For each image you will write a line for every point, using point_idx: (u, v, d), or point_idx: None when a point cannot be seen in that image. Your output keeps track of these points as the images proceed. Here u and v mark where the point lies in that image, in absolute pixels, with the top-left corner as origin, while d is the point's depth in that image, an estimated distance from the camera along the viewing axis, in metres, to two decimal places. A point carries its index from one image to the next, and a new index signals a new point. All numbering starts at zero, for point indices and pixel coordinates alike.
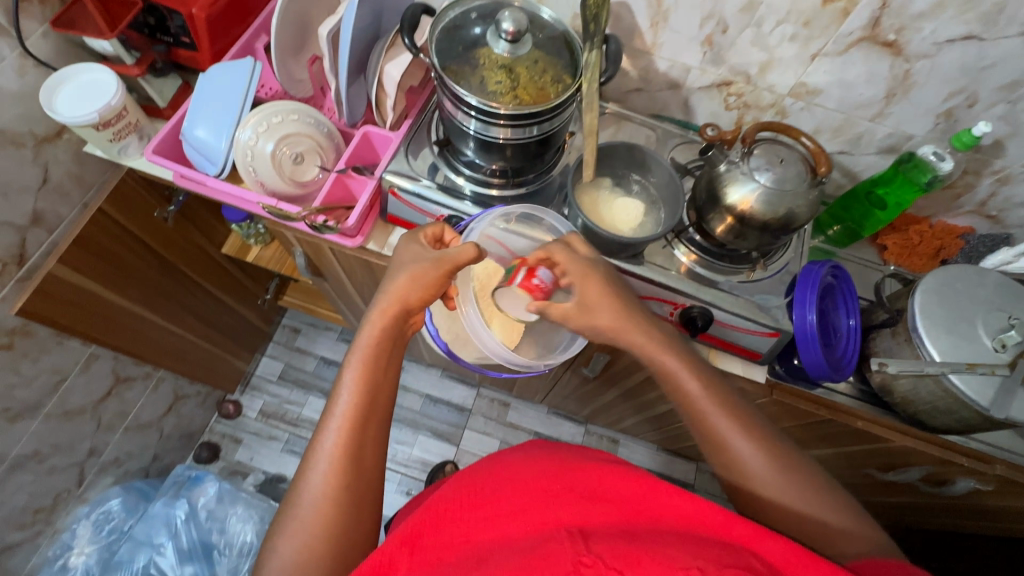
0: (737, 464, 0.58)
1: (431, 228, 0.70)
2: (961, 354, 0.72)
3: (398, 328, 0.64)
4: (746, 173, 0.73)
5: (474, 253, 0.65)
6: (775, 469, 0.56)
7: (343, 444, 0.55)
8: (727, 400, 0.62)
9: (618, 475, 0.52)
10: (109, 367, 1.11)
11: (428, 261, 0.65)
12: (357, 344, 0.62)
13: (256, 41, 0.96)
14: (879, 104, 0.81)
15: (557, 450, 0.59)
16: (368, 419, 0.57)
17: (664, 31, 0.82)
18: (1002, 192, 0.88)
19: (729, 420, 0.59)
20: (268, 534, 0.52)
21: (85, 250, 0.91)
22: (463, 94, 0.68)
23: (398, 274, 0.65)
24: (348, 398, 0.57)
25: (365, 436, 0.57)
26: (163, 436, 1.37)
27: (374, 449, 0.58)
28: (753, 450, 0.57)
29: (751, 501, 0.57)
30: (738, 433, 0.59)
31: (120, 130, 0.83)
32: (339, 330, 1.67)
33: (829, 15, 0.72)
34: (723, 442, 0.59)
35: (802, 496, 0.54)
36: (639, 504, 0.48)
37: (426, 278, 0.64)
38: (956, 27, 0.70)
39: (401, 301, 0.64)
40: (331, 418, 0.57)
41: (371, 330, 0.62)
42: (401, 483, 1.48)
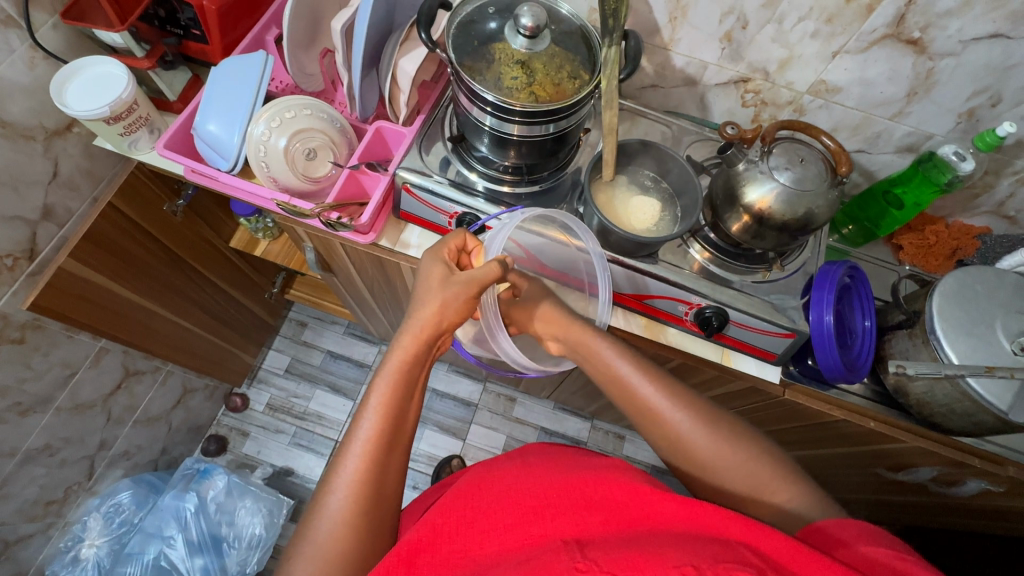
0: (689, 457, 0.58)
1: (453, 240, 0.70)
2: (979, 356, 0.72)
3: (426, 350, 0.62)
4: (765, 173, 0.72)
5: (498, 272, 0.65)
6: (706, 434, 0.57)
7: (366, 471, 0.54)
8: (673, 386, 0.61)
9: (614, 481, 0.53)
10: (119, 361, 1.11)
11: (457, 286, 0.63)
12: (384, 369, 0.59)
13: (266, 33, 0.95)
14: (899, 103, 0.80)
15: (551, 460, 0.60)
16: (391, 447, 0.56)
17: (682, 27, 0.81)
18: (1021, 193, 0.87)
19: (675, 412, 0.59)
20: (285, 553, 0.52)
21: (96, 245, 0.90)
22: (480, 90, 0.67)
23: (427, 296, 0.63)
24: (371, 423, 0.55)
25: (389, 460, 0.56)
26: (171, 430, 1.38)
27: (395, 473, 0.57)
28: (700, 439, 0.57)
29: (711, 489, 0.57)
30: (683, 423, 0.59)
31: (131, 124, 0.82)
32: (346, 324, 1.67)
33: (853, 11, 0.71)
34: (657, 415, 0.60)
35: (758, 472, 0.54)
36: (634, 508, 0.49)
37: (455, 303, 0.63)
38: (983, 25, 0.68)
39: (432, 325, 0.62)
40: (353, 441, 0.55)
41: (399, 355, 0.60)
42: (407, 477, 1.49)
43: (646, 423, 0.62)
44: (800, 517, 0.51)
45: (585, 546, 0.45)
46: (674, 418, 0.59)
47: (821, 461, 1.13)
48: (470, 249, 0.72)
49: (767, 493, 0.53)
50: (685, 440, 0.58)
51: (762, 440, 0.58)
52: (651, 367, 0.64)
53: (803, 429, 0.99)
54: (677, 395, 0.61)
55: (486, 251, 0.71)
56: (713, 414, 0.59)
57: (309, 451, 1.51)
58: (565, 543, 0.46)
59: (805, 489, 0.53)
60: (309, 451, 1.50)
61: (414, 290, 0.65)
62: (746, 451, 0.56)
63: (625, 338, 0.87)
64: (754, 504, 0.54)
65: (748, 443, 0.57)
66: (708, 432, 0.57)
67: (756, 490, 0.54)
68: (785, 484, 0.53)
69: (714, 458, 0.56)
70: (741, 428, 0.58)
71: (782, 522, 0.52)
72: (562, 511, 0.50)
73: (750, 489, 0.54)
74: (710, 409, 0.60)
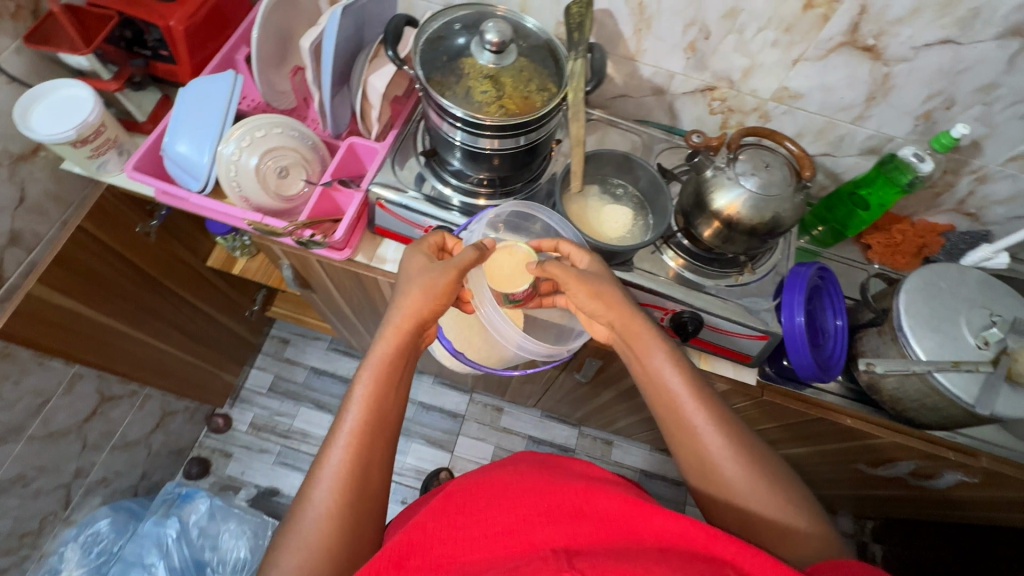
0: (721, 481, 0.58)
1: (432, 237, 0.71)
2: (945, 352, 0.74)
3: (412, 340, 0.64)
4: (732, 179, 0.74)
5: (474, 254, 0.65)
6: (742, 466, 0.57)
7: (350, 461, 0.54)
8: (719, 412, 0.61)
9: (605, 492, 0.53)
10: (93, 386, 1.09)
11: (435, 270, 0.64)
12: (370, 360, 0.61)
13: (236, 52, 0.95)
14: (859, 107, 0.82)
15: (543, 468, 0.59)
16: (376, 438, 0.57)
17: (647, 38, 0.83)
18: (980, 190, 0.90)
19: (717, 435, 0.59)
20: (270, 546, 0.52)
21: (66, 269, 0.89)
22: (449, 106, 0.68)
23: (409, 287, 0.64)
24: (356, 413, 0.57)
25: (374, 452, 0.57)
26: (151, 454, 1.35)
27: (381, 465, 0.57)
28: (736, 467, 0.57)
29: (734, 519, 0.57)
30: (724, 447, 0.58)
31: (99, 146, 0.81)
32: (330, 339, 1.66)
33: (809, 20, 0.73)
34: (696, 434, 0.60)
35: (787, 513, 0.54)
36: (623, 522, 0.49)
37: (436, 288, 0.64)
38: (933, 31, 0.71)
39: (415, 317, 0.63)
40: (338, 434, 0.56)
41: (386, 345, 0.62)
42: (395, 492, 1.47)
43: (681, 439, 0.61)
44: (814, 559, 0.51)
45: (575, 556, 0.45)
46: (717, 441, 0.59)
47: (804, 458, 1.15)
48: (450, 247, 0.73)
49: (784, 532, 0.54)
50: (723, 464, 0.58)
51: (792, 480, 0.58)
52: (697, 386, 0.63)
53: (784, 428, 1.00)
54: (723, 421, 0.60)
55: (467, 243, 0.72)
56: (751, 447, 0.59)
57: (295, 470, 1.48)
58: (554, 552, 0.45)
59: (824, 535, 0.53)
60: (294, 470, 1.48)
61: (397, 283, 0.66)
62: (779, 491, 0.56)
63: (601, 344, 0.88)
64: (776, 542, 0.53)
65: (782, 484, 0.57)
66: (746, 464, 0.57)
67: (781, 529, 0.54)
68: (809, 529, 0.53)
69: (749, 488, 0.56)
70: (776, 469, 0.58)
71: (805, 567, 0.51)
72: (551, 515, 0.50)
73: (775, 528, 0.54)
74: (749, 441, 0.59)
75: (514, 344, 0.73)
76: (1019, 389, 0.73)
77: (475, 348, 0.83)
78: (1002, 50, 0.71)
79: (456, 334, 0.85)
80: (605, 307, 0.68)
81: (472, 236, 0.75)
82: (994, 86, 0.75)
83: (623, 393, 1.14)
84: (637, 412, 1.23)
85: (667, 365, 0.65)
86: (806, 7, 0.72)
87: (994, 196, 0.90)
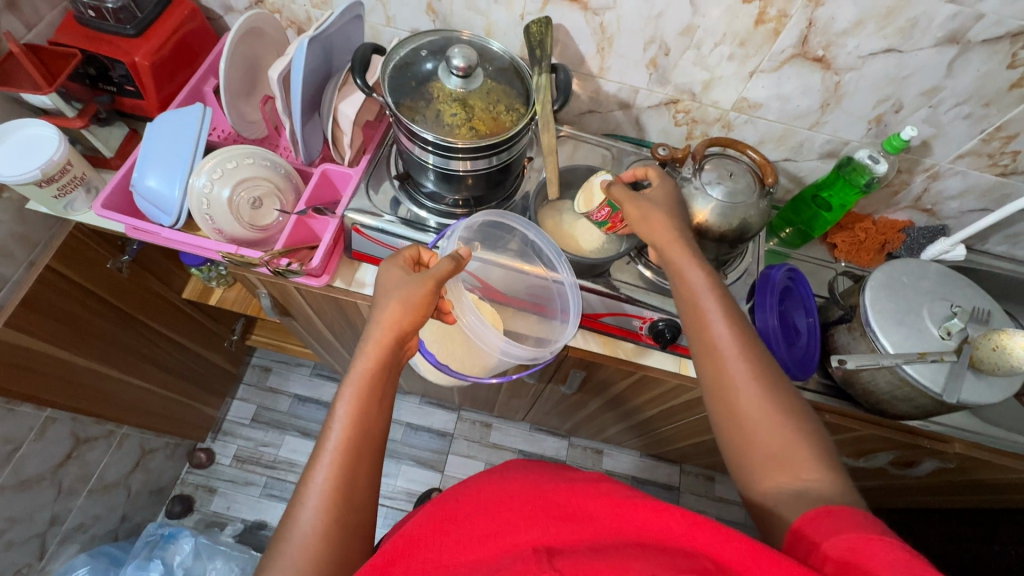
0: (734, 407, 0.58)
1: (408, 251, 0.69)
2: (912, 344, 0.77)
3: (395, 353, 0.61)
4: (699, 188, 0.76)
5: (452, 265, 0.63)
6: (763, 395, 0.57)
7: (335, 480, 0.54)
8: (750, 343, 0.60)
9: (590, 490, 0.53)
10: (67, 429, 1.06)
11: (413, 282, 0.62)
12: (351, 376, 0.59)
13: (204, 84, 0.94)
14: (815, 114, 0.86)
15: (534, 473, 0.59)
16: (361, 454, 0.56)
17: (610, 56, 0.85)
18: (934, 187, 0.94)
19: (743, 364, 0.59)
20: (257, 568, 0.51)
21: (37, 311, 0.87)
22: (419, 131, 0.69)
23: (387, 300, 0.61)
24: (340, 431, 0.56)
25: (358, 471, 0.55)
26: (131, 495, 1.31)
27: (367, 483, 0.56)
28: (754, 396, 0.57)
29: (738, 446, 0.57)
30: (745, 376, 0.58)
31: (66, 185, 0.80)
32: (312, 364, 1.64)
33: (762, 35, 0.77)
34: (722, 359, 0.60)
35: (797, 448, 0.53)
36: (606, 520, 0.49)
37: (414, 299, 0.61)
38: (876, 41, 0.74)
39: (394, 330, 0.61)
40: (322, 453, 0.55)
41: (366, 362, 0.59)
42: (387, 517, 1.45)
43: (706, 363, 0.61)
44: (816, 493, 0.50)
45: (554, 555, 0.46)
46: (744, 370, 0.58)
47: None
48: (427, 260, 0.71)
49: (792, 465, 0.52)
50: (743, 391, 0.57)
51: (812, 421, 0.56)
52: (733, 317, 0.62)
53: None
54: (755, 352, 0.60)
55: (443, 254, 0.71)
56: (777, 382, 0.58)
57: (282, 501, 1.45)
58: (535, 552, 0.46)
59: (832, 475, 0.51)
60: (281, 501, 1.45)
61: (374, 297, 0.64)
62: (793, 427, 0.54)
63: (583, 355, 0.89)
64: (774, 472, 0.53)
65: (800, 422, 0.55)
66: (770, 396, 0.57)
67: (784, 461, 0.53)
68: (814, 466, 0.52)
69: (763, 417, 0.56)
70: (798, 406, 0.57)
71: (795, 499, 0.50)
72: (537, 519, 0.50)
73: (776, 458, 0.53)
74: (777, 377, 0.58)
75: (498, 350, 0.73)
76: (982, 375, 0.75)
77: (458, 358, 0.84)
78: (941, 56, 0.75)
79: (437, 346, 0.84)
80: (657, 227, 0.69)
81: (446, 247, 0.73)
82: (937, 91, 0.79)
83: (609, 402, 1.15)
84: (624, 420, 1.24)
85: (705, 295, 0.64)
86: (757, 22, 0.75)
87: (947, 192, 0.94)
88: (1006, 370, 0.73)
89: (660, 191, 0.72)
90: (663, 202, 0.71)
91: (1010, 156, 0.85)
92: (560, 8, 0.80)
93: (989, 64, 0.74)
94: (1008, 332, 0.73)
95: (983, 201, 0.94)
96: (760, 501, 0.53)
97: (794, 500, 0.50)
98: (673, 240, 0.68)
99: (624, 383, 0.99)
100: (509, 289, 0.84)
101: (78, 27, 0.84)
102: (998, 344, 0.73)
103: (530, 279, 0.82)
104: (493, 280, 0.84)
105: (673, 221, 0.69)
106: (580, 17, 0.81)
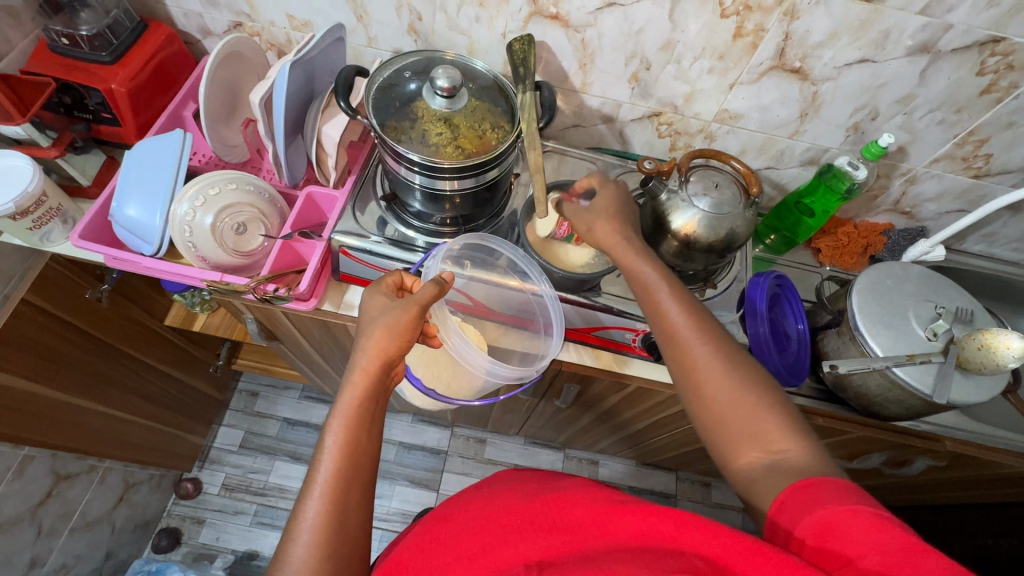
0: (701, 390, 0.58)
1: (391, 277, 0.68)
2: (900, 346, 0.78)
3: (382, 380, 0.60)
4: (685, 200, 0.77)
5: (435, 290, 0.62)
6: (725, 375, 0.57)
7: (327, 514, 0.52)
8: (707, 327, 0.62)
9: (578, 498, 0.52)
10: (47, 466, 1.02)
11: (396, 308, 0.61)
12: (338, 406, 0.58)
13: (183, 109, 0.93)
14: (795, 123, 0.87)
15: (522, 485, 0.58)
16: (353, 484, 0.55)
17: (592, 71, 0.86)
18: (912, 190, 0.96)
19: (702, 348, 0.60)
20: None
21: (13, 346, 0.84)
22: (405, 152, 0.69)
23: (371, 328, 0.61)
24: (330, 463, 0.55)
25: (350, 504, 0.54)
26: (115, 531, 1.26)
27: (360, 514, 0.55)
28: (717, 377, 0.58)
29: (711, 430, 0.57)
30: (706, 359, 0.59)
31: (41, 217, 0.78)
32: (301, 387, 1.61)
33: (740, 48, 0.78)
34: (684, 345, 0.61)
35: (763, 420, 0.54)
36: (593, 526, 0.48)
37: (399, 326, 0.60)
38: (851, 52, 0.76)
39: (380, 356, 0.60)
40: (313, 486, 0.54)
41: (353, 391, 0.58)
42: (382, 540, 1.42)
43: (670, 353, 0.62)
44: (790, 463, 0.50)
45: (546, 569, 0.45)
46: (704, 354, 0.59)
47: None
48: (410, 285, 0.70)
49: (764, 439, 0.53)
50: (705, 375, 0.58)
51: (775, 391, 0.57)
52: (690, 304, 0.64)
53: None
54: (711, 334, 0.61)
55: (426, 279, 0.70)
56: (738, 359, 0.59)
57: (273, 529, 1.41)
58: (526, 568, 0.46)
59: (802, 441, 0.52)
60: (273, 529, 1.41)
61: (358, 326, 0.63)
62: (758, 400, 0.55)
63: (576, 369, 0.89)
64: (747, 447, 0.53)
65: (764, 394, 0.56)
66: (732, 375, 0.58)
67: (754, 435, 0.53)
68: (783, 435, 0.52)
69: (727, 396, 0.56)
70: (761, 380, 0.57)
71: (769, 471, 0.50)
72: (526, 532, 0.49)
73: (747, 434, 0.54)
74: (737, 353, 0.60)
75: (484, 372, 0.72)
76: (969, 374, 0.77)
77: (445, 382, 0.83)
78: (913, 65, 0.77)
79: (424, 372, 0.83)
80: (605, 228, 0.71)
81: (430, 271, 0.72)
82: (911, 98, 0.81)
83: (603, 414, 1.15)
84: (619, 431, 1.23)
85: (659, 287, 0.65)
86: (735, 37, 0.77)
87: (924, 194, 0.96)
88: (992, 369, 0.75)
89: (603, 194, 0.75)
90: (612, 201, 0.73)
91: (983, 159, 0.88)
92: (542, 25, 0.81)
93: (959, 72, 0.76)
94: (992, 331, 0.74)
95: (960, 203, 0.96)
96: (738, 479, 0.53)
97: (768, 473, 0.50)
98: (623, 238, 0.70)
99: (617, 396, 0.98)
100: (494, 305, 0.84)
101: (51, 56, 0.83)
102: (982, 344, 0.74)
103: (511, 294, 0.82)
104: (479, 297, 0.83)
105: (619, 221, 0.71)
106: (561, 34, 0.82)
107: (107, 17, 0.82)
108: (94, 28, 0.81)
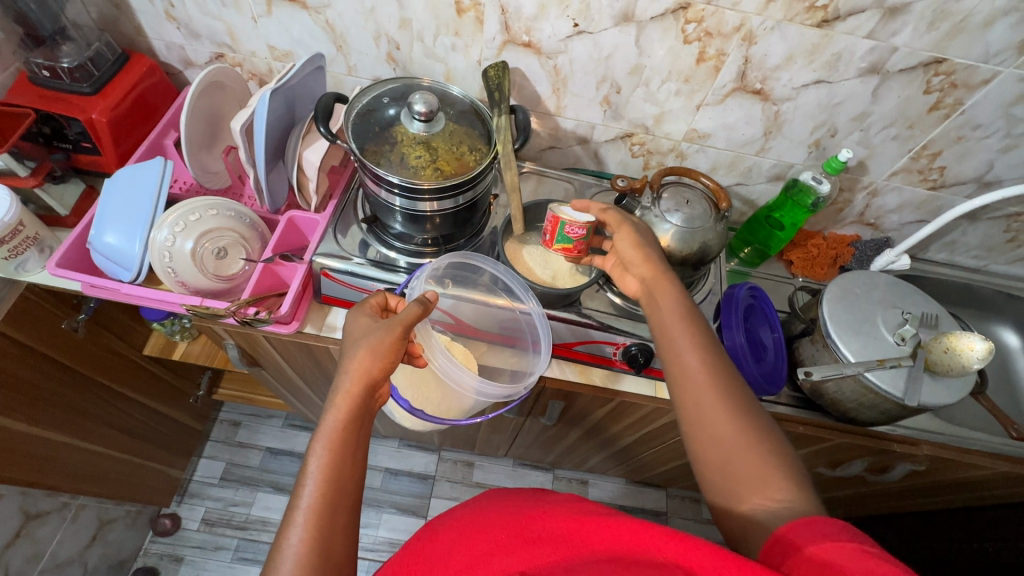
0: (709, 432, 0.57)
1: (375, 297, 0.69)
2: (870, 351, 0.80)
3: (366, 403, 0.60)
4: (659, 216, 0.79)
5: (418, 310, 0.63)
6: (735, 420, 0.57)
7: (311, 543, 0.51)
8: (721, 372, 0.61)
9: (560, 512, 0.51)
10: (16, 504, 0.98)
11: (380, 329, 0.62)
12: (322, 430, 0.58)
13: (164, 138, 0.94)
14: (760, 141, 0.92)
15: (509, 496, 0.57)
16: (337, 509, 0.54)
17: (565, 95, 0.90)
18: (874, 203, 1.01)
19: (715, 393, 0.59)
20: None
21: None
22: (384, 174, 0.70)
23: (355, 349, 0.61)
24: (313, 492, 0.54)
25: (334, 534, 0.53)
26: (88, 571, 1.21)
27: (345, 541, 0.54)
28: (725, 420, 0.57)
29: (715, 471, 0.56)
30: (718, 403, 0.58)
31: (17, 246, 0.78)
32: (284, 415, 1.58)
33: (704, 71, 0.83)
34: (697, 385, 0.60)
35: (769, 469, 0.53)
36: (580, 538, 0.48)
37: (382, 346, 0.61)
38: (807, 74, 0.81)
39: (364, 379, 0.60)
40: (296, 514, 0.53)
41: (336, 415, 0.58)
42: (369, 571, 1.38)
43: (680, 389, 0.62)
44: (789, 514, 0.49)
45: None
46: (709, 398, 0.59)
47: None
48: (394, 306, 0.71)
49: (766, 488, 0.52)
50: (710, 421, 0.58)
51: (782, 444, 0.56)
52: (705, 350, 0.63)
53: None
54: (730, 383, 0.60)
55: (410, 300, 0.72)
56: (749, 409, 0.58)
57: (255, 564, 1.36)
58: None
59: (804, 495, 0.51)
60: (253, 564, 1.36)
61: (341, 347, 0.64)
62: (765, 451, 0.54)
63: (560, 385, 0.89)
64: (747, 492, 0.53)
65: (773, 449, 0.55)
66: (736, 423, 0.57)
67: (758, 482, 0.52)
68: (787, 487, 0.51)
69: (732, 443, 0.56)
70: (771, 434, 0.57)
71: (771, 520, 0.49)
72: (509, 542, 0.49)
73: (752, 479, 0.53)
74: (751, 405, 0.59)
75: (472, 391, 0.72)
76: (938, 377, 0.79)
77: (433, 403, 0.84)
78: (865, 85, 0.81)
79: (412, 393, 0.83)
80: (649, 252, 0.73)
81: (415, 291, 0.73)
82: (866, 116, 0.86)
83: (589, 432, 1.15)
84: (608, 447, 1.23)
85: (676, 331, 0.66)
86: (698, 61, 0.81)
87: (886, 206, 1.01)
88: (959, 371, 0.77)
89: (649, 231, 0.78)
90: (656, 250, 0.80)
91: (937, 171, 0.93)
92: (516, 53, 0.84)
93: (908, 90, 0.81)
94: (956, 335, 0.77)
95: (920, 212, 1.01)
96: (738, 524, 0.52)
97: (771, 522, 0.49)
98: (661, 274, 0.71)
99: (602, 410, 0.99)
100: (481, 324, 0.85)
101: (32, 87, 0.84)
102: (948, 347, 0.77)
103: (497, 312, 0.83)
104: (465, 317, 0.84)
105: (657, 264, 0.72)
106: (534, 61, 0.85)
107: (89, 49, 0.84)
108: (75, 60, 0.82)
